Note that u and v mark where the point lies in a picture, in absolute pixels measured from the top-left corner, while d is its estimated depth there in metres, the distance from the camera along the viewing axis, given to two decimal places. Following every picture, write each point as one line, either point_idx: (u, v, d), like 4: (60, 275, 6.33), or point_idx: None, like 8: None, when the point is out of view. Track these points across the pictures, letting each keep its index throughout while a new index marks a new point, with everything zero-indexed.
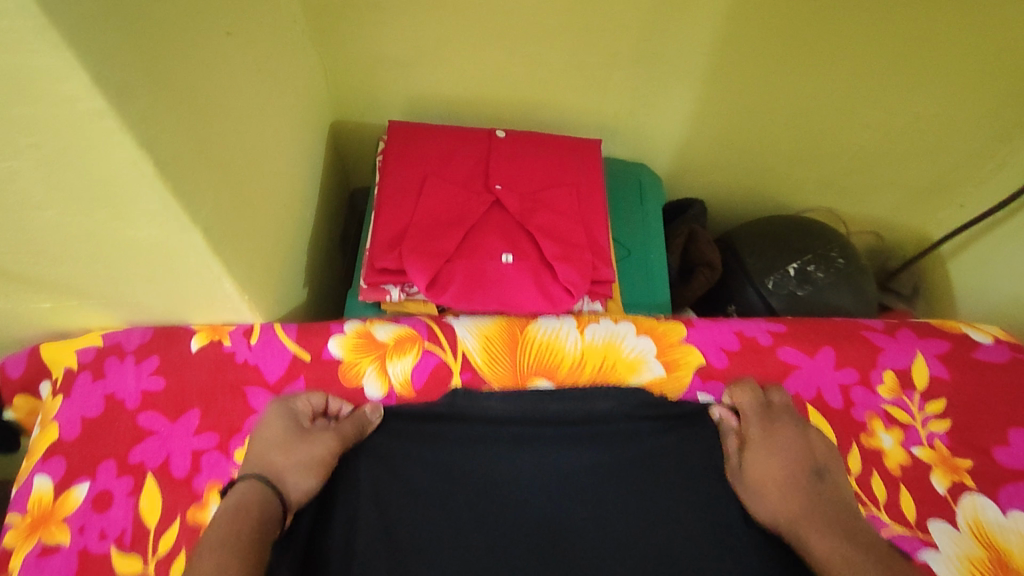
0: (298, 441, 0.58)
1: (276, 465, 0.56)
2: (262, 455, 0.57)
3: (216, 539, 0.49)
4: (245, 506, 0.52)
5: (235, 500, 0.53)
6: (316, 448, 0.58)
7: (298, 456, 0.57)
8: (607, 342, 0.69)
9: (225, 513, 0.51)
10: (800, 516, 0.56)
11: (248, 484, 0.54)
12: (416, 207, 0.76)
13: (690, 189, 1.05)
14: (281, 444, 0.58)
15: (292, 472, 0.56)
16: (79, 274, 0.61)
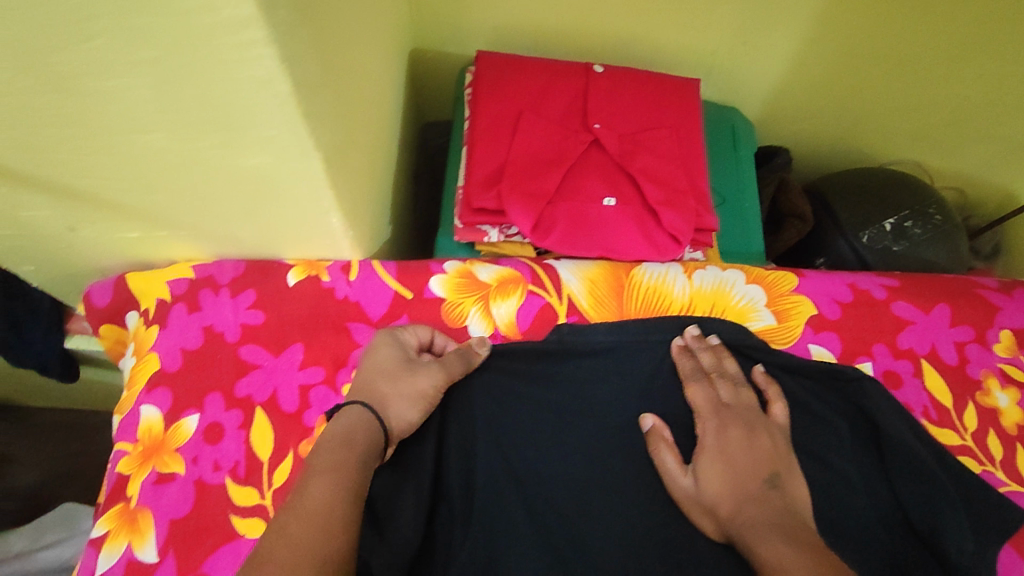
0: (405, 372, 0.56)
1: (383, 393, 0.54)
2: (371, 384, 0.54)
3: (326, 460, 0.46)
4: (351, 432, 0.49)
5: (341, 425, 0.50)
6: (422, 380, 0.56)
7: (404, 387, 0.55)
8: (716, 288, 0.67)
9: (332, 438, 0.48)
10: (734, 519, 0.51)
11: (355, 409, 0.52)
12: (512, 144, 0.72)
13: (774, 136, 1.00)
14: (388, 374, 0.55)
15: (397, 404, 0.54)
16: (175, 204, 0.59)
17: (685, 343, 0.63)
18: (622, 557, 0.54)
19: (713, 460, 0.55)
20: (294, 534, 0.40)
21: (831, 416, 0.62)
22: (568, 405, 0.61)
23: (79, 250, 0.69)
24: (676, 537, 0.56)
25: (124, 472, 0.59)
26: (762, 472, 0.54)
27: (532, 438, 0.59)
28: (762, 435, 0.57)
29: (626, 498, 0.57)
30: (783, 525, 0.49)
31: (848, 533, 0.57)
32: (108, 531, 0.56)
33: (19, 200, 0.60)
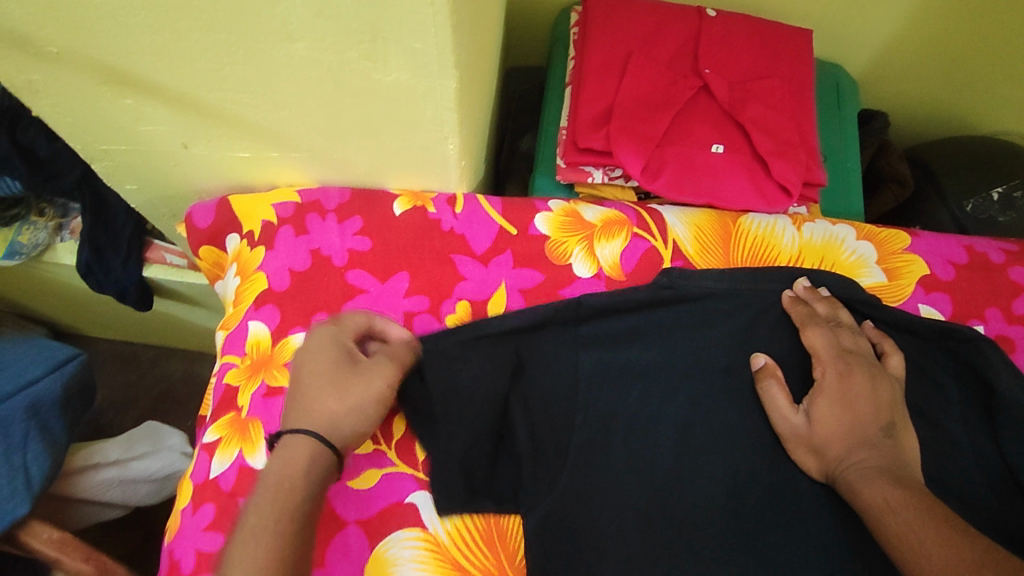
0: (348, 379, 0.52)
1: (330, 412, 0.51)
2: (313, 402, 0.51)
3: (255, 524, 0.45)
4: (295, 474, 0.48)
5: (283, 465, 0.48)
6: (369, 387, 0.52)
7: (351, 399, 0.51)
8: (826, 241, 0.67)
9: (268, 488, 0.47)
10: (844, 463, 0.54)
11: (299, 443, 0.49)
12: (620, 84, 0.70)
13: (872, 98, 0.96)
14: (330, 384, 0.52)
15: (345, 419, 0.51)
16: (296, 121, 0.58)
17: (795, 295, 0.63)
18: (720, 498, 0.56)
19: (829, 402, 0.56)
20: None
21: (942, 377, 0.61)
22: (673, 348, 0.60)
23: (184, 170, 0.70)
24: (781, 481, 0.57)
25: (234, 384, 0.61)
26: (880, 422, 0.55)
27: (638, 378, 0.59)
28: (882, 384, 0.58)
29: (727, 442, 0.58)
30: (894, 472, 0.52)
31: (957, 494, 0.56)
32: (220, 438, 0.58)
33: (141, 112, 0.60)
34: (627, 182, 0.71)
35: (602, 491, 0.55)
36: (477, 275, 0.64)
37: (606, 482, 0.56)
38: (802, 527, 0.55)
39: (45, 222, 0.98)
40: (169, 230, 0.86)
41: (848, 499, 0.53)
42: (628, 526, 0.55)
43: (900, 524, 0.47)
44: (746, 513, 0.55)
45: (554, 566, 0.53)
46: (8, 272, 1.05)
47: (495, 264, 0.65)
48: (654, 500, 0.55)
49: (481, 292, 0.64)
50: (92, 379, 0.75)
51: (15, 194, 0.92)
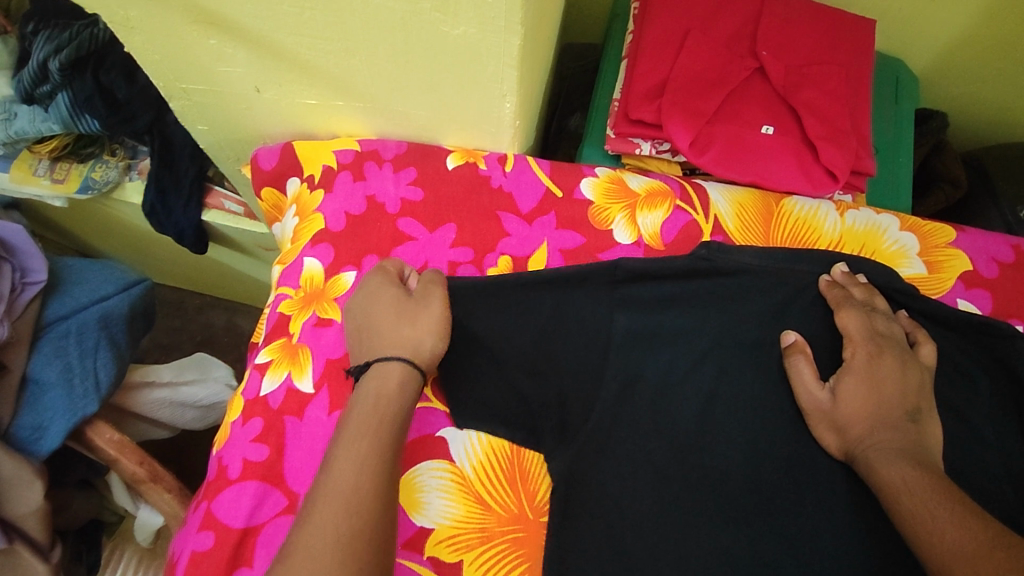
0: (414, 308, 0.57)
1: (409, 335, 0.56)
2: (389, 332, 0.56)
3: (360, 420, 0.50)
4: (395, 389, 0.52)
5: (382, 382, 0.53)
6: (431, 314, 0.57)
7: (424, 323, 0.56)
8: (868, 229, 0.69)
9: (354, 432, 0.49)
10: (866, 442, 0.55)
11: (391, 365, 0.54)
12: (676, 60, 0.71)
13: (930, 99, 0.95)
14: (399, 313, 0.57)
15: (423, 341, 0.56)
16: (364, 70, 0.62)
17: (833, 279, 0.63)
18: (737, 464, 0.58)
19: (856, 381, 0.57)
20: (313, 521, 0.44)
21: (974, 371, 0.61)
22: (705, 320, 0.62)
23: (254, 114, 0.74)
24: (800, 455, 0.58)
25: (287, 313, 0.65)
26: (906, 406, 0.56)
27: (666, 344, 0.61)
28: (911, 370, 0.58)
29: (748, 412, 0.59)
30: (914, 454, 0.53)
31: (976, 483, 0.57)
32: (272, 360, 0.63)
33: (221, 53, 0.64)
34: (673, 157, 0.73)
35: (622, 446, 0.58)
36: (521, 232, 0.67)
37: (626, 438, 0.58)
38: (815, 499, 0.56)
39: (116, 162, 1.04)
40: (231, 174, 0.91)
41: (866, 477, 0.54)
42: (646, 481, 0.57)
43: (918, 500, 0.48)
44: (763, 481, 0.57)
45: (572, 509, 0.56)
46: (79, 207, 1.12)
47: (539, 224, 0.67)
48: (675, 460, 0.58)
49: (524, 248, 0.67)
50: (153, 304, 0.80)
51: (93, 133, 0.97)
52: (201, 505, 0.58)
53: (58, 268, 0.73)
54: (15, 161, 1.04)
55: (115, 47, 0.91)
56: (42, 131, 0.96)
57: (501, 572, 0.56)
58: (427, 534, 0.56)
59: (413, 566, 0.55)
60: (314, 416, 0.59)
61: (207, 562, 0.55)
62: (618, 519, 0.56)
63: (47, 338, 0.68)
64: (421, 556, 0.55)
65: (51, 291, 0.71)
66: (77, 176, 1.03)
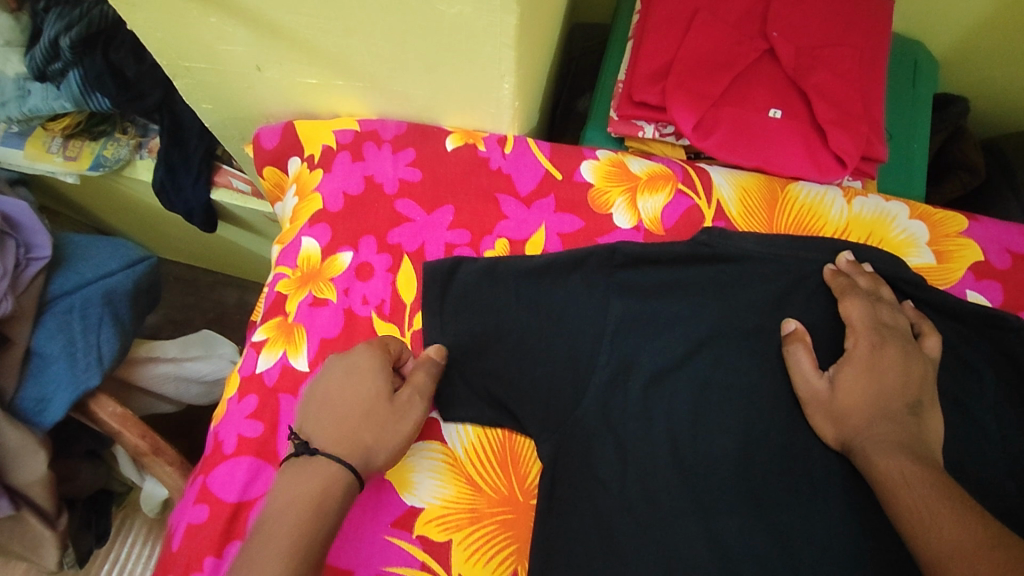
0: (386, 413, 0.53)
1: (363, 441, 0.52)
2: (349, 431, 0.52)
3: (299, 490, 0.48)
4: (331, 474, 0.49)
5: (320, 478, 0.49)
6: (403, 429, 0.54)
7: (388, 437, 0.53)
8: (876, 217, 0.67)
9: (289, 505, 0.47)
10: (864, 434, 0.53)
11: (324, 465, 0.50)
12: (682, 41, 0.69)
13: (953, 83, 0.91)
14: (369, 412, 0.53)
15: (375, 455, 0.52)
16: (362, 49, 0.61)
17: (837, 268, 0.62)
18: (730, 453, 0.57)
19: (857, 371, 0.56)
20: None
21: (980, 365, 0.59)
22: (702, 306, 0.61)
23: (256, 93, 0.74)
24: (794, 445, 0.57)
25: (284, 292, 0.65)
26: (907, 399, 0.55)
27: (663, 330, 0.60)
28: (914, 362, 0.57)
29: (743, 401, 0.58)
30: (913, 448, 0.51)
31: (977, 480, 0.55)
32: (268, 339, 0.63)
33: (221, 31, 0.63)
34: (678, 140, 0.71)
35: (614, 433, 0.58)
36: (519, 215, 0.66)
37: (618, 426, 0.58)
38: (808, 489, 0.56)
39: (127, 140, 1.05)
40: (237, 153, 0.91)
41: (863, 470, 0.53)
42: (635, 468, 0.57)
43: (916, 495, 0.47)
44: (755, 470, 0.56)
45: (559, 492, 0.56)
46: (93, 185, 1.14)
47: (538, 207, 0.67)
48: (665, 446, 0.57)
49: (521, 232, 0.66)
50: (157, 282, 0.81)
51: (103, 111, 0.98)
52: (197, 480, 0.59)
53: (63, 244, 0.74)
54: (30, 139, 1.06)
55: (124, 27, 0.91)
56: (54, 110, 0.97)
57: (490, 552, 0.56)
58: (417, 513, 0.56)
59: (402, 545, 0.56)
60: None
61: (201, 535, 0.56)
62: (607, 506, 0.56)
63: (52, 312, 0.69)
64: (410, 535, 0.56)
65: (56, 267, 0.71)
66: (89, 154, 1.05)
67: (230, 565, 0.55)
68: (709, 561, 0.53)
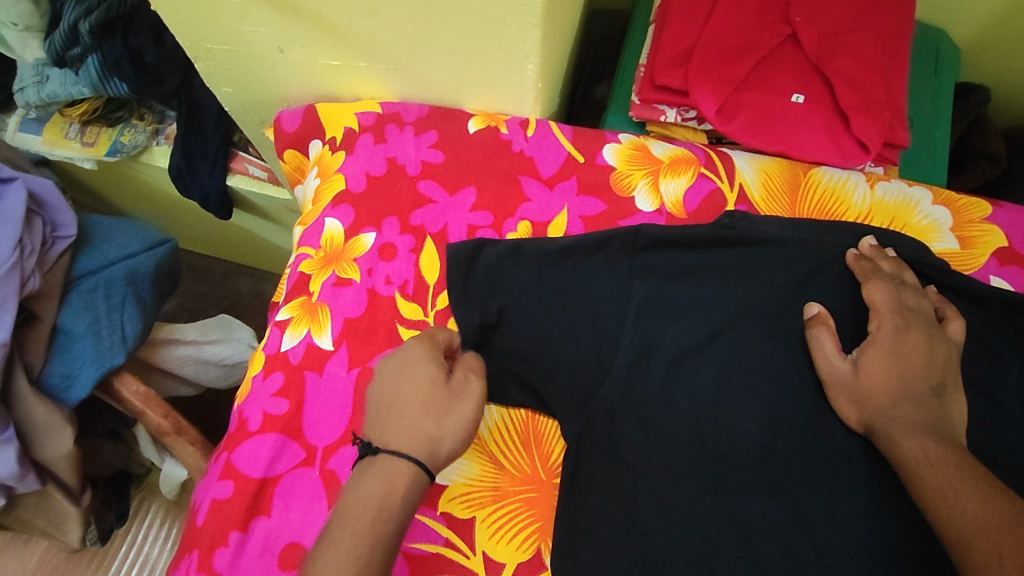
0: (449, 400, 0.50)
1: (431, 433, 0.48)
2: (412, 424, 0.48)
3: (365, 498, 0.45)
4: (398, 480, 0.46)
5: (386, 482, 0.46)
6: (466, 413, 0.50)
7: (453, 423, 0.49)
8: (899, 203, 0.67)
9: (356, 513, 0.44)
10: (887, 415, 0.53)
11: (397, 466, 0.46)
12: (705, 25, 0.69)
13: (974, 72, 0.91)
14: (429, 402, 0.49)
15: (445, 447, 0.48)
16: (386, 30, 0.61)
17: (860, 253, 0.62)
18: (752, 435, 0.57)
19: (880, 354, 0.56)
20: None
21: (1004, 350, 0.59)
22: (724, 289, 0.61)
23: (278, 75, 0.74)
24: (816, 427, 0.57)
25: (307, 272, 0.66)
26: (931, 381, 0.54)
27: (685, 312, 0.60)
28: (938, 345, 0.56)
29: (765, 383, 0.59)
30: (937, 429, 0.51)
31: (1002, 463, 0.55)
32: (292, 318, 0.64)
33: (245, 12, 0.64)
34: (700, 125, 0.71)
35: (636, 413, 0.58)
36: (542, 197, 0.67)
37: (640, 407, 0.58)
38: (830, 471, 0.56)
39: (144, 126, 1.05)
40: (256, 137, 0.92)
41: (886, 451, 0.52)
42: (657, 448, 0.57)
43: (941, 475, 0.47)
44: (777, 451, 0.57)
45: (582, 471, 0.57)
46: (109, 170, 1.14)
47: (560, 190, 0.67)
48: (687, 426, 0.58)
49: (543, 214, 0.66)
50: (178, 264, 0.81)
51: (121, 96, 0.98)
52: (222, 456, 0.59)
53: (87, 224, 0.74)
54: (49, 124, 1.07)
55: (142, 11, 0.91)
56: (73, 95, 0.97)
57: (513, 530, 0.56)
58: (441, 490, 0.57)
59: (427, 521, 0.56)
60: (334, 372, 0.60)
61: (226, 510, 0.56)
62: (630, 485, 0.56)
63: (77, 291, 0.69)
64: (435, 512, 0.56)
65: (80, 247, 0.72)
66: (106, 140, 1.05)
67: (255, 539, 0.55)
68: (732, 540, 0.54)
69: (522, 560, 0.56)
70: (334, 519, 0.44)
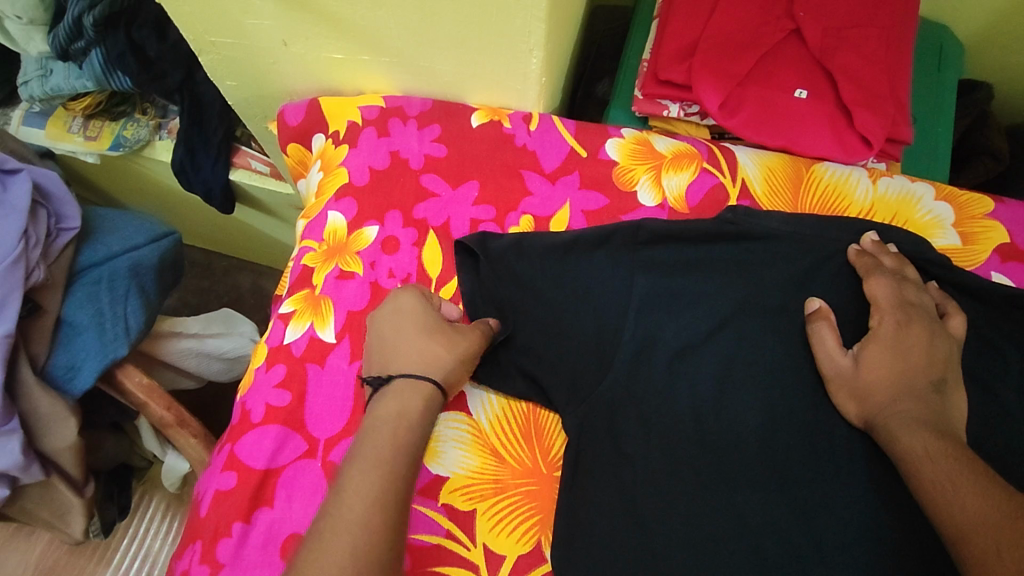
0: (445, 328, 0.56)
1: (436, 354, 0.54)
2: (418, 349, 0.54)
3: (387, 409, 0.50)
4: (411, 395, 0.51)
5: (402, 398, 0.51)
6: (468, 339, 0.56)
7: (456, 347, 0.55)
8: (901, 198, 0.67)
9: (382, 420, 0.49)
10: (888, 411, 0.54)
11: (409, 384, 0.52)
12: (708, 19, 0.69)
13: (978, 70, 0.91)
14: (431, 331, 0.55)
15: (450, 365, 0.54)
16: (390, 23, 0.61)
17: (862, 248, 0.62)
18: (753, 429, 0.57)
19: (882, 349, 0.56)
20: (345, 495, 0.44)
21: (1005, 346, 0.59)
22: (725, 283, 0.61)
23: (281, 69, 0.74)
24: (816, 422, 0.57)
25: (310, 265, 0.66)
26: (932, 377, 0.55)
27: (686, 306, 0.60)
28: (939, 341, 0.57)
29: (766, 377, 0.59)
30: (937, 424, 0.51)
31: (1003, 458, 0.55)
32: (294, 310, 0.64)
33: (248, 5, 0.64)
34: (702, 120, 0.71)
35: (637, 408, 0.58)
36: (544, 192, 0.67)
37: (641, 401, 0.58)
38: (830, 466, 0.56)
39: (147, 120, 1.05)
40: (259, 131, 0.92)
41: (887, 446, 0.53)
42: (658, 442, 0.57)
43: (942, 470, 0.47)
44: (778, 446, 0.57)
45: (583, 464, 0.57)
46: (112, 164, 1.14)
47: (563, 184, 0.67)
48: (688, 420, 0.58)
49: (546, 208, 0.66)
50: (182, 257, 0.81)
51: (125, 90, 0.98)
52: (225, 447, 0.60)
53: (91, 216, 0.75)
54: (52, 118, 1.07)
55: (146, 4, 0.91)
56: (76, 89, 0.97)
57: (514, 522, 0.57)
58: (442, 482, 0.57)
59: (428, 512, 0.56)
60: (337, 364, 0.61)
61: (229, 501, 0.57)
62: (631, 479, 0.56)
63: (81, 283, 0.70)
64: (436, 503, 0.57)
65: (85, 238, 0.72)
66: (110, 133, 1.05)
67: (258, 531, 0.56)
68: (732, 534, 0.54)
69: (523, 552, 0.56)
70: (364, 427, 0.49)
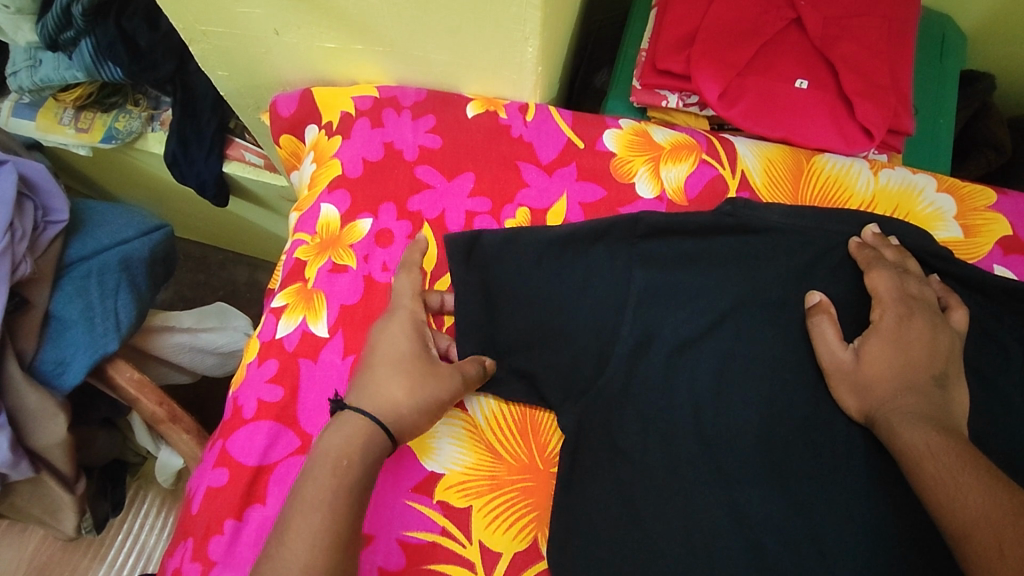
0: (420, 371, 0.53)
1: (394, 398, 0.51)
2: (380, 384, 0.52)
3: (331, 445, 0.47)
4: (356, 432, 0.48)
5: (343, 435, 0.48)
6: (436, 390, 0.53)
7: (419, 395, 0.52)
8: (902, 189, 0.66)
9: (325, 458, 0.46)
10: (888, 405, 0.53)
11: (357, 418, 0.49)
12: (707, 8, 0.68)
13: (980, 60, 0.90)
14: (401, 370, 0.52)
15: (405, 412, 0.51)
16: (383, 12, 0.59)
17: (862, 241, 0.61)
18: (752, 425, 0.57)
19: (883, 343, 0.55)
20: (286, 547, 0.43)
21: (1008, 340, 0.59)
22: (723, 277, 0.60)
23: (273, 59, 0.72)
24: (817, 417, 0.57)
25: (303, 258, 0.65)
26: (934, 372, 0.54)
27: (685, 301, 0.60)
28: (942, 334, 0.56)
29: (765, 372, 0.58)
30: (939, 419, 0.50)
31: (1005, 453, 0.55)
32: (287, 305, 0.63)
33: None
34: (701, 110, 0.70)
35: (635, 403, 0.57)
36: (541, 183, 0.66)
37: (639, 396, 0.58)
38: (830, 461, 0.55)
39: (139, 112, 1.03)
40: (252, 122, 0.90)
41: (887, 441, 0.52)
42: (656, 438, 0.56)
43: (942, 467, 0.46)
44: (777, 442, 0.56)
45: (579, 460, 0.56)
46: (104, 157, 1.13)
47: (559, 175, 0.66)
48: (686, 416, 0.57)
49: (543, 201, 0.65)
50: (174, 251, 0.80)
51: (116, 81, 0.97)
52: (217, 443, 0.59)
53: (79, 209, 0.73)
54: (42, 109, 1.06)
55: None
56: (66, 80, 0.95)
57: (510, 519, 0.56)
58: (437, 479, 0.57)
59: (422, 509, 0.56)
60: (331, 359, 0.60)
61: (221, 498, 0.56)
62: (628, 476, 0.55)
63: (69, 277, 0.69)
64: (431, 500, 0.56)
65: (73, 232, 0.71)
66: (101, 126, 1.04)
67: (250, 528, 0.55)
68: (730, 531, 0.53)
69: (519, 549, 0.55)
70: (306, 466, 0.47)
